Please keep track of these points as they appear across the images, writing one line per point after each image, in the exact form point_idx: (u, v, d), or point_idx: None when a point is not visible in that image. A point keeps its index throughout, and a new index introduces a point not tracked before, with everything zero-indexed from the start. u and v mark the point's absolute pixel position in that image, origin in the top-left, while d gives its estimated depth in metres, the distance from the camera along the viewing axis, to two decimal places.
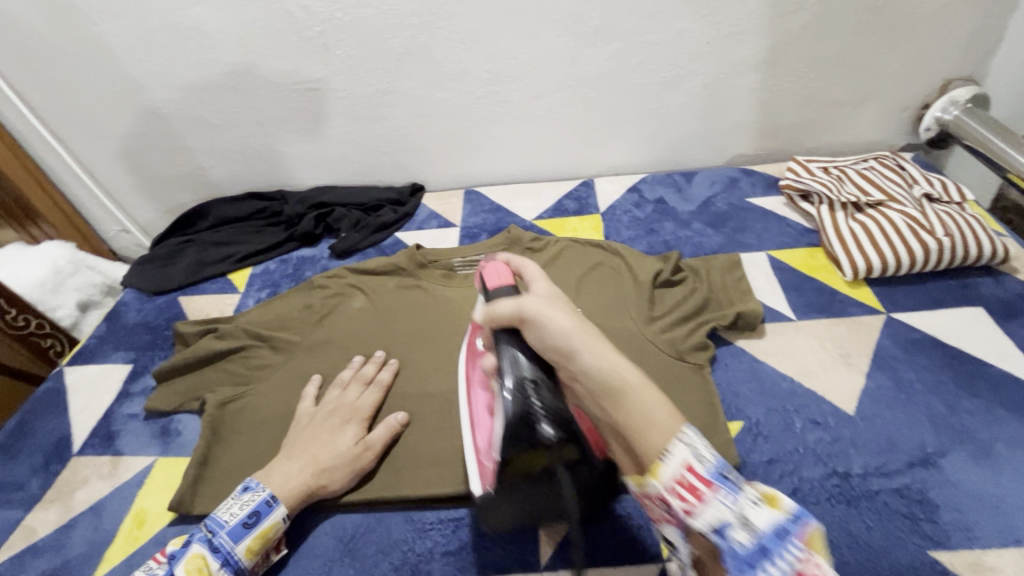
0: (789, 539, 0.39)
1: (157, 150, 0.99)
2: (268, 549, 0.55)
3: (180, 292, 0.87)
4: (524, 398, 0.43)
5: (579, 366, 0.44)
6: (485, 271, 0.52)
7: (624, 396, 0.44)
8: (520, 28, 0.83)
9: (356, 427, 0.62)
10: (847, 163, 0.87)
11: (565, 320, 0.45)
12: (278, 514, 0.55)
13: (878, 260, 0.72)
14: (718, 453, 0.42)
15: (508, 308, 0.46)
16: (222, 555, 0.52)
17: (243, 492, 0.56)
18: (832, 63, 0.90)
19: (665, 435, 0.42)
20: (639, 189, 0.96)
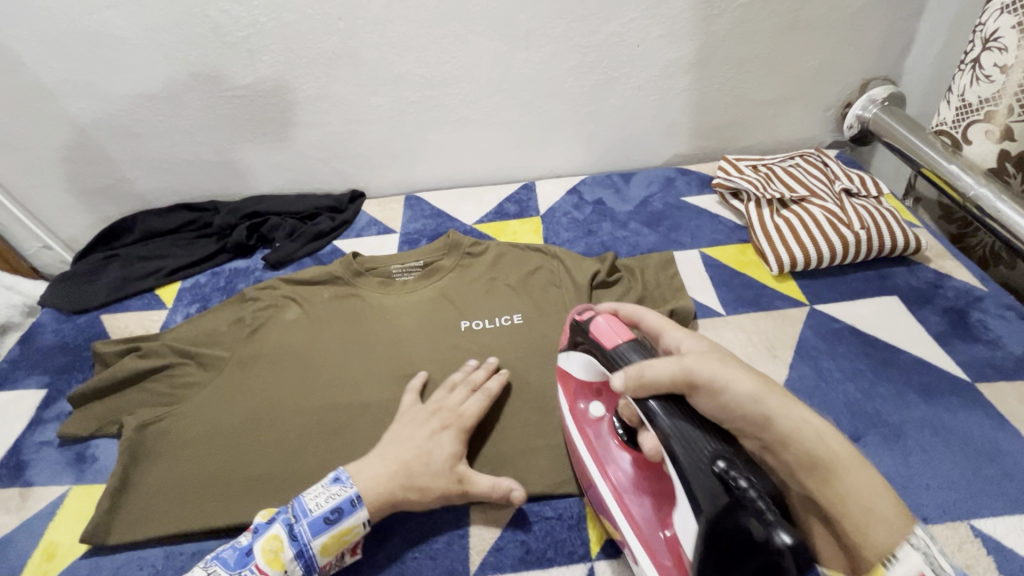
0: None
1: (76, 162, 0.94)
2: (342, 552, 0.53)
3: (104, 310, 0.83)
4: (725, 482, 0.38)
5: (776, 432, 0.42)
6: (598, 331, 0.51)
7: (836, 478, 0.41)
8: (451, 32, 0.83)
9: (450, 437, 0.59)
10: (774, 162, 0.91)
11: (747, 384, 0.44)
12: (360, 516, 0.53)
13: (801, 255, 0.75)
14: (957, 571, 0.38)
15: (669, 366, 0.43)
16: (299, 545, 0.51)
17: (332, 483, 0.55)
18: (758, 65, 0.94)
19: (890, 532, 0.39)
20: (579, 191, 0.97)
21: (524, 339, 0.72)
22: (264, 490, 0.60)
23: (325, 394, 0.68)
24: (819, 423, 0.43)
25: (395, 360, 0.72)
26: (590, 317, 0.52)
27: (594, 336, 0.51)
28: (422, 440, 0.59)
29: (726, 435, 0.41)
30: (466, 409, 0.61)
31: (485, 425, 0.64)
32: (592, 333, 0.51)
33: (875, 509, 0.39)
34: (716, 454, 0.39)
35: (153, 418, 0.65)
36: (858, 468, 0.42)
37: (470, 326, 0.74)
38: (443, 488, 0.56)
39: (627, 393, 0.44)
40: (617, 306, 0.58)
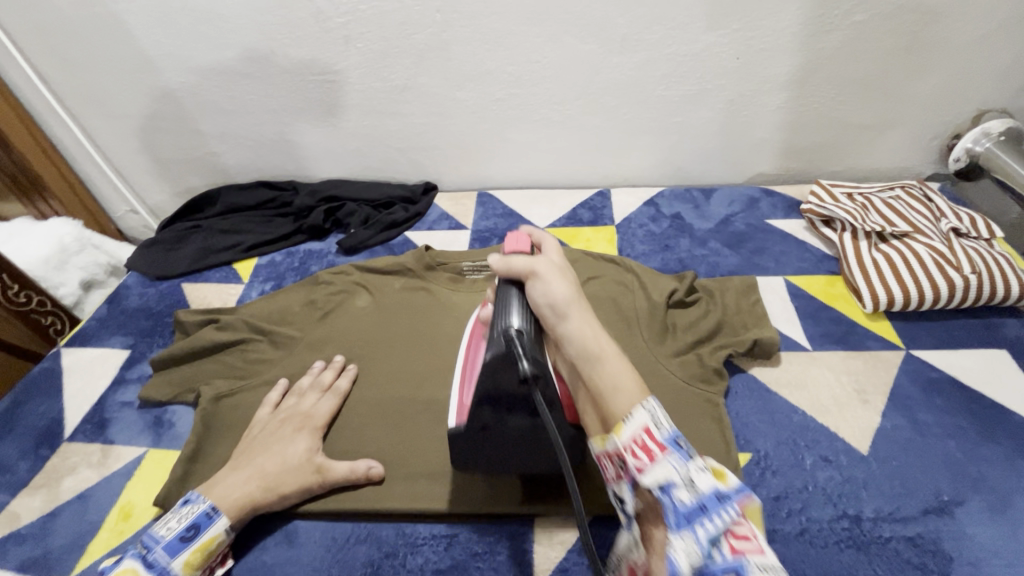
0: (724, 503, 0.40)
1: (168, 133, 0.98)
2: (209, 565, 0.53)
3: (184, 278, 0.86)
4: (509, 342, 0.45)
5: (564, 331, 0.48)
6: (508, 238, 0.54)
7: (600, 364, 0.48)
8: (545, 31, 0.81)
9: (303, 437, 0.60)
10: (871, 191, 0.85)
11: (565, 290, 0.49)
12: (221, 525, 0.54)
13: (901, 294, 0.70)
14: (676, 425, 0.45)
15: (522, 264, 0.50)
16: (158, 570, 0.50)
17: (183, 505, 0.54)
18: (863, 87, 0.88)
19: (634, 400, 0.46)
20: (655, 203, 0.94)
21: None
22: None
23: (388, 385, 0.68)
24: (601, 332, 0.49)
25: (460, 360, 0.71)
26: (511, 229, 0.56)
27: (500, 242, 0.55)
28: (279, 440, 0.60)
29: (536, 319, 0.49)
30: (318, 408, 0.63)
31: None
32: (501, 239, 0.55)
33: (621, 386, 0.47)
34: (513, 322, 0.46)
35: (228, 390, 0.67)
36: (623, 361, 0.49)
37: None
38: (302, 481, 0.57)
39: (495, 273, 0.51)
40: (529, 230, 0.58)
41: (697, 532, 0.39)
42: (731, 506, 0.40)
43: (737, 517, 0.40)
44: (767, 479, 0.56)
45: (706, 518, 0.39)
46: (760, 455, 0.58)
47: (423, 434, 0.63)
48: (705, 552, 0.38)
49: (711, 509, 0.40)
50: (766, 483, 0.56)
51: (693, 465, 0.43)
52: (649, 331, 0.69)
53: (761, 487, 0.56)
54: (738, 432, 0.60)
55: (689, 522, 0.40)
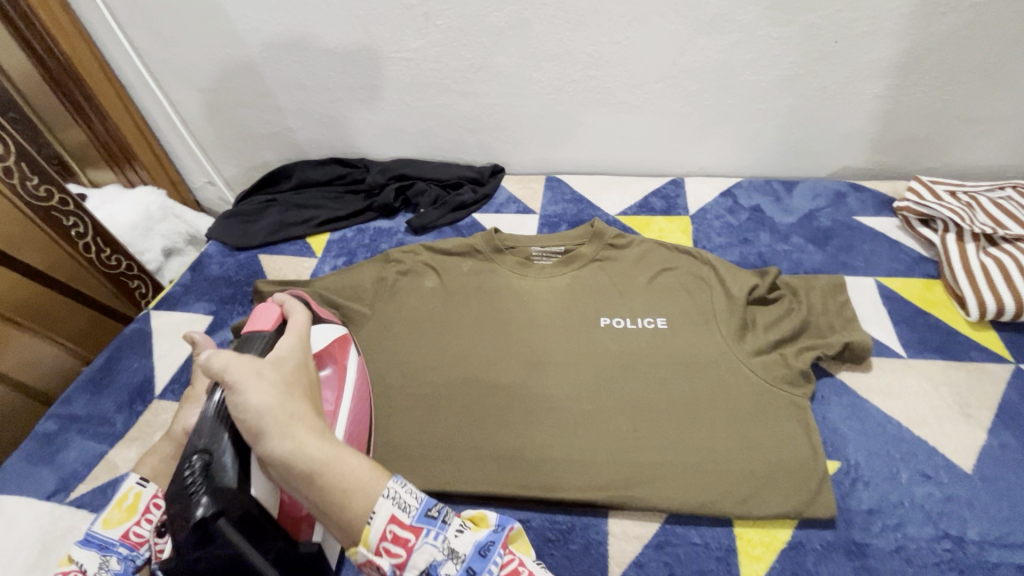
0: (489, 551, 0.44)
1: (247, 107, 1.00)
2: (138, 518, 0.53)
3: (260, 250, 0.89)
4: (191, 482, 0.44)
5: (264, 452, 0.43)
6: (258, 314, 0.58)
7: (316, 477, 0.43)
8: (631, 10, 0.78)
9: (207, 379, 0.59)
10: (978, 189, 0.78)
11: (262, 398, 0.44)
12: (132, 479, 0.54)
13: (1013, 303, 0.64)
14: (423, 496, 0.46)
15: (213, 369, 0.45)
16: (79, 536, 0.52)
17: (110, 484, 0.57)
18: (976, 75, 0.81)
19: (366, 498, 0.43)
20: (733, 194, 0.90)
21: (669, 345, 0.67)
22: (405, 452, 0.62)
23: (459, 368, 0.69)
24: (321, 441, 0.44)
25: (529, 347, 0.70)
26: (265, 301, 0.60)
27: (251, 321, 0.58)
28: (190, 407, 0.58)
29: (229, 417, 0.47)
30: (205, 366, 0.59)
31: (618, 429, 0.61)
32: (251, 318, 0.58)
33: (339, 492, 0.43)
34: (206, 443, 0.46)
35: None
36: (345, 456, 0.45)
37: (609, 323, 0.71)
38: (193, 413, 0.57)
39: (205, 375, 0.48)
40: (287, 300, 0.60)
41: None
42: (494, 552, 0.44)
43: (502, 557, 0.44)
44: (857, 489, 0.54)
45: None
46: (851, 464, 0.55)
47: (504, 419, 0.64)
48: None
49: (474, 562, 0.43)
50: (857, 494, 0.54)
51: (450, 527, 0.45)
52: (728, 328, 0.66)
53: (851, 498, 0.54)
54: (826, 439, 0.58)
55: None
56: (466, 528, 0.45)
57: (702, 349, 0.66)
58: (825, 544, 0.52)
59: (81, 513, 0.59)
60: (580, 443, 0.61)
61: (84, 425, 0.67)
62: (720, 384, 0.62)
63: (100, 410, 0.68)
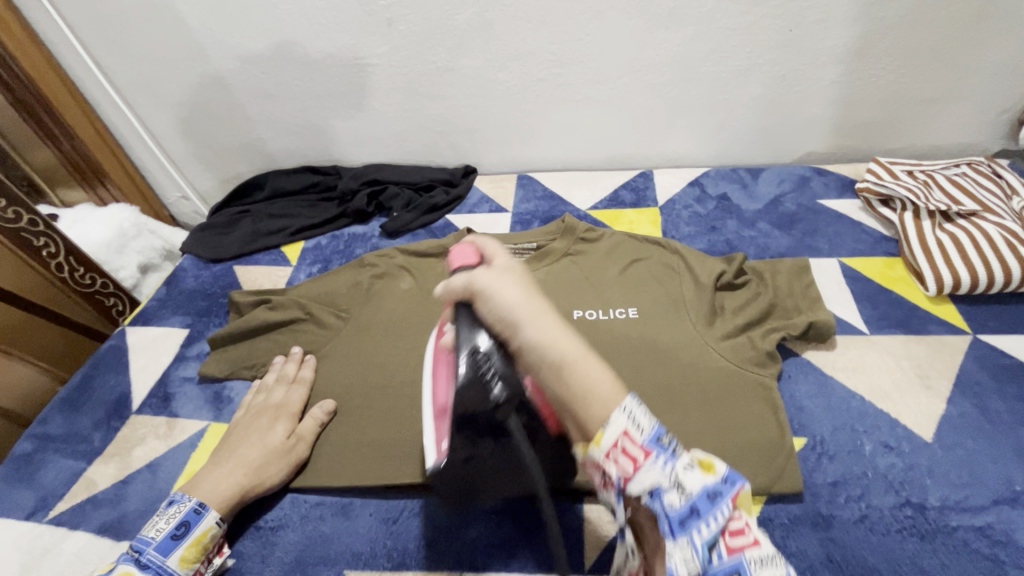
0: (716, 501, 0.38)
1: (217, 120, 1.00)
2: (208, 554, 0.54)
3: (235, 261, 0.89)
4: (478, 368, 0.45)
5: (518, 342, 0.45)
6: (452, 254, 0.51)
7: (566, 369, 0.43)
8: (590, 7, 0.79)
9: (281, 424, 0.62)
10: (935, 168, 0.80)
11: (514, 294, 0.46)
12: (211, 518, 0.55)
13: (967, 276, 0.66)
14: (657, 421, 0.41)
15: (460, 281, 0.47)
16: (153, 569, 0.51)
17: (169, 505, 0.55)
18: (928, 57, 0.83)
19: (603, 408, 0.42)
20: (700, 184, 0.91)
21: (642, 333, 0.68)
22: (383, 452, 0.62)
23: None
24: (524, 300, 0.45)
25: None
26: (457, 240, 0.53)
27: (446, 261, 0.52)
28: (258, 434, 0.61)
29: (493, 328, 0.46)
30: (292, 397, 0.65)
31: None
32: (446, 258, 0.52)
33: (564, 365, 0.43)
34: (475, 342, 0.46)
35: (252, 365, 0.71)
36: (550, 341, 0.44)
37: (583, 316, 0.71)
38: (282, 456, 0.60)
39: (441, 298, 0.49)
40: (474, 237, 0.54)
41: (692, 536, 0.38)
42: (721, 505, 0.38)
43: (730, 512, 0.38)
44: (822, 463, 0.56)
45: (700, 522, 0.38)
46: (816, 439, 0.57)
47: None
48: (704, 559, 0.37)
49: (702, 505, 0.38)
50: (823, 468, 0.56)
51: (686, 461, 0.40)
52: (697, 314, 0.68)
53: (817, 473, 0.55)
54: (793, 417, 0.59)
55: (683, 527, 0.38)
56: (697, 469, 0.40)
57: (673, 336, 0.67)
58: (792, 518, 0.53)
59: (60, 531, 0.59)
60: None
61: (62, 444, 0.66)
62: (691, 369, 0.63)
63: (77, 428, 0.68)
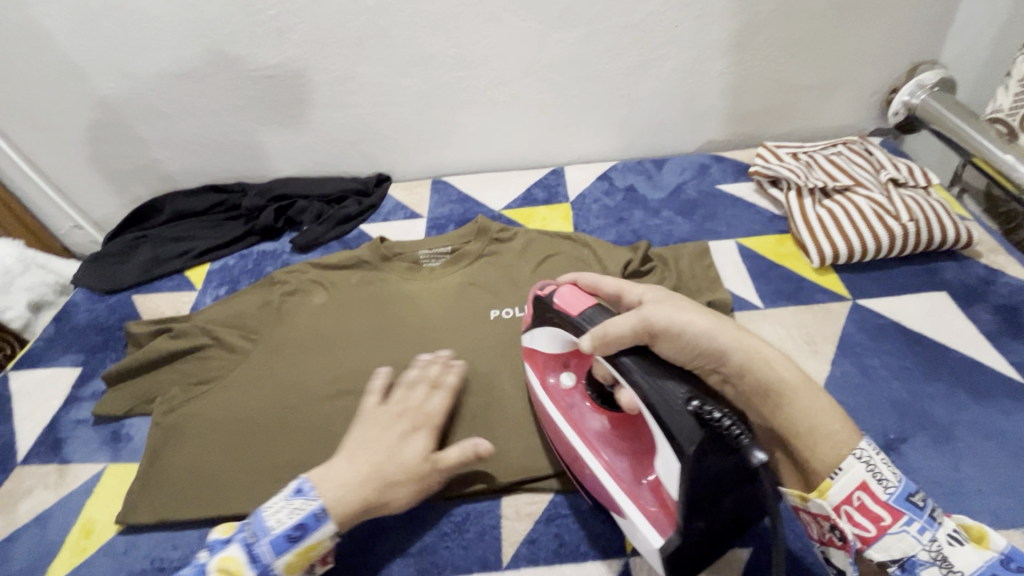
0: (1006, 573, 0.41)
1: (105, 143, 0.94)
2: (312, 563, 0.50)
3: (134, 291, 0.84)
4: (702, 418, 0.38)
5: (733, 368, 0.48)
6: (563, 300, 0.51)
7: (786, 402, 0.46)
8: (483, 11, 0.80)
9: (422, 436, 0.56)
10: (815, 149, 0.87)
11: (700, 324, 0.48)
12: (327, 531, 0.49)
13: (845, 247, 0.72)
14: (903, 478, 0.43)
15: (631, 320, 0.45)
16: (261, 566, 0.47)
17: (295, 495, 0.50)
18: (802, 47, 0.89)
19: (836, 450, 0.44)
20: (609, 177, 0.94)
21: None
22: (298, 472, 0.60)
23: (348, 379, 0.67)
24: (717, 322, 0.48)
25: (423, 349, 0.70)
26: (554, 288, 0.52)
27: (556, 306, 0.51)
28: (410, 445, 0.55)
29: (679, 370, 0.42)
30: (433, 405, 0.59)
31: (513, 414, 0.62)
32: (554, 303, 0.51)
33: (773, 393, 0.47)
34: (688, 393, 0.40)
35: (151, 398, 0.67)
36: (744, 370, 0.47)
37: (499, 315, 0.72)
38: (416, 478, 0.53)
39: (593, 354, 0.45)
40: (578, 278, 0.57)
41: None
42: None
43: None
44: None
45: None
46: None
47: None
48: None
49: (981, 572, 0.41)
50: None
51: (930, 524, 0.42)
52: None
53: None
54: None
55: None
56: (966, 543, 0.42)
57: None
58: None
59: None
60: (475, 434, 0.61)
61: None
62: None
63: None
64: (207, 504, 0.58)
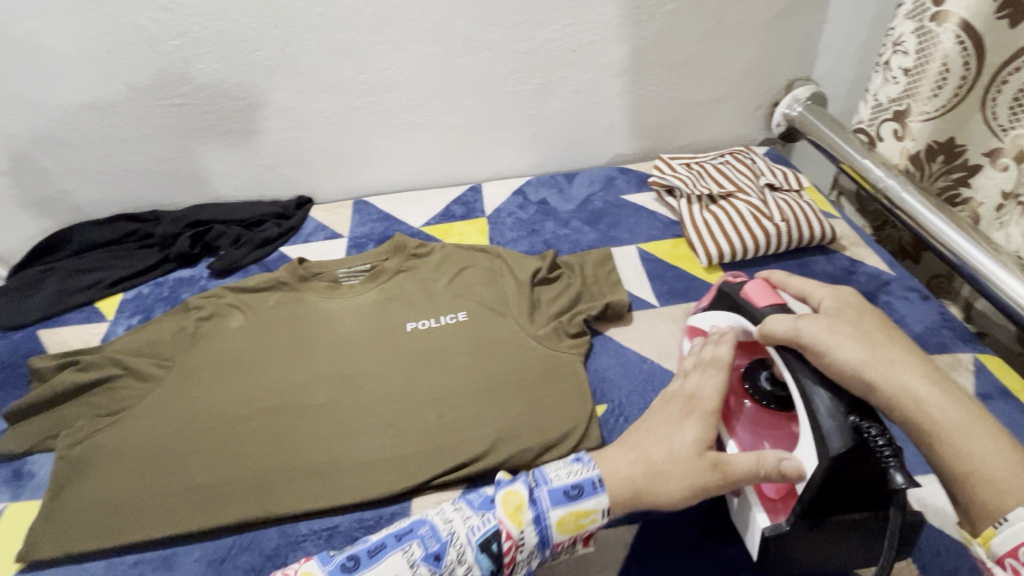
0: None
1: (4, 175, 0.91)
2: (576, 537, 0.50)
3: (39, 325, 0.81)
4: (860, 432, 0.43)
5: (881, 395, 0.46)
6: (751, 293, 0.56)
7: (937, 439, 0.44)
8: (388, 38, 0.85)
9: (694, 423, 0.52)
10: (705, 159, 0.95)
11: (852, 349, 0.47)
12: (600, 502, 0.50)
13: (728, 247, 0.80)
14: None
15: (784, 326, 0.49)
16: (537, 510, 0.50)
17: (574, 462, 0.53)
18: (689, 67, 0.98)
19: (1000, 501, 0.41)
20: (523, 192, 1.00)
21: (468, 335, 0.73)
22: (209, 493, 0.60)
23: (265, 397, 0.68)
24: (868, 356, 0.46)
25: (340, 364, 0.72)
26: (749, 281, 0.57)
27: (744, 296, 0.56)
28: (680, 428, 0.52)
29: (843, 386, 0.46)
30: (707, 387, 0.54)
31: (425, 419, 0.65)
32: (743, 293, 0.56)
33: (963, 433, 0.43)
34: (849, 410, 0.44)
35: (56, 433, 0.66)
36: (938, 408, 0.45)
37: (415, 327, 0.75)
38: (693, 478, 0.49)
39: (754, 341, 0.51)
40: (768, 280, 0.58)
41: None
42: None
43: None
44: (618, 424, 0.63)
45: None
46: (614, 404, 0.65)
47: (313, 442, 0.63)
48: None
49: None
50: (618, 428, 0.63)
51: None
52: (518, 310, 0.74)
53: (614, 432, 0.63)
54: (597, 387, 0.67)
55: None
56: None
57: (498, 334, 0.72)
58: None
59: None
60: (388, 440, 0.63)
61: None
62: (511, 357, 0.69)
63: None
64: (113, 534, 0.57)
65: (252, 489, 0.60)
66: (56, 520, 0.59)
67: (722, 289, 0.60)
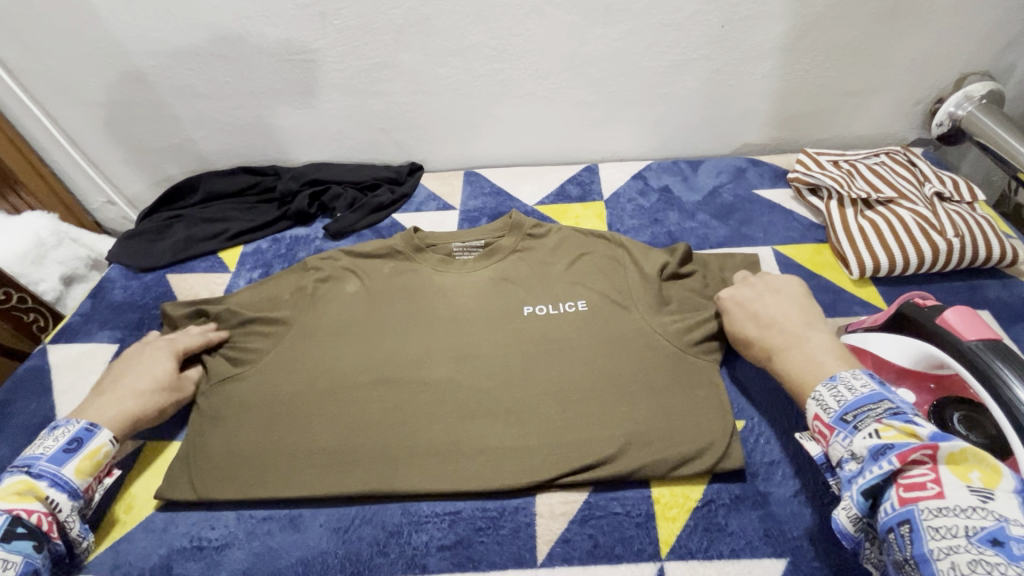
0: (882, 456, 0.44)
1: (139, 119, 0.94)
2: (101, 472, 0.58)
3: (168, 270, 0.85)
4: None
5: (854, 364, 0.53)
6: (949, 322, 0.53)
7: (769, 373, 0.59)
8: (527, 3, 0.79)
9: (164, 358, 0.66)
10: (857, 158, 0.85)
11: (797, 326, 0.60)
12: (104, 436, 0.59)
13: (886, 261, 0.72)
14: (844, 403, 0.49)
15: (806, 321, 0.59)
16: (48, 478, 0.54)
17: (53, 429, 0.58)
18: (851, 52, 0.87)
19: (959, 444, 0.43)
20: (644, 176, 0.94)
21: (593, 328, 0.67)
22: (333, 460, 0.60)
23: (382, 367, 0.67)
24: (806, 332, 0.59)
25: (455, 340, 0.69)
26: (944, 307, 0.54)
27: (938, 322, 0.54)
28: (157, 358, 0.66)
29: None
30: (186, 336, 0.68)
31: (548, 412, 0.62)
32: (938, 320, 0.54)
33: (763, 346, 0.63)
34: None
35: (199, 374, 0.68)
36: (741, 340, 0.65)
37: (533, 312, 0.70)
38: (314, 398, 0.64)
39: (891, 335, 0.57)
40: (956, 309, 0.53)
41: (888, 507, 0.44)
42: (887, 457, 0.44)
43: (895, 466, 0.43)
44: (760, 443, 0.61)
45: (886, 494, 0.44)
46: (755, 422, 0.62)
47: (431, 422, 0.62)
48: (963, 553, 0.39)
49: (869, 465, 0.45)
50: (760, 448, 0.61)
51: (916, 425, 0.45)
52: (645, 307, 0.67)
53: (756, 452, 0.60)
54: (734, 400, 0.64)
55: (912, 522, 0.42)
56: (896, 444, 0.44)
57: (626, 331, 0.66)
58: (733, 497, 0.57)
59: None
60: (510, 430, 0.61)
61: None
62: (640, 358, 0.64)
63: None
64: (242, 487, 0.59)
65: (375, 462, 0.60)
66: (189, 464, 0.61)
67: (901, 309, 0.57)
